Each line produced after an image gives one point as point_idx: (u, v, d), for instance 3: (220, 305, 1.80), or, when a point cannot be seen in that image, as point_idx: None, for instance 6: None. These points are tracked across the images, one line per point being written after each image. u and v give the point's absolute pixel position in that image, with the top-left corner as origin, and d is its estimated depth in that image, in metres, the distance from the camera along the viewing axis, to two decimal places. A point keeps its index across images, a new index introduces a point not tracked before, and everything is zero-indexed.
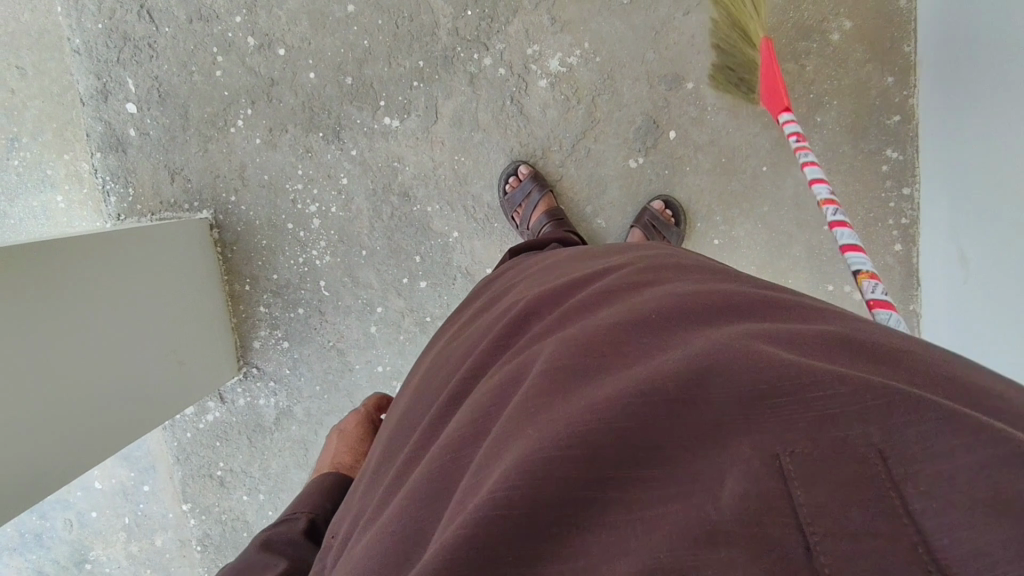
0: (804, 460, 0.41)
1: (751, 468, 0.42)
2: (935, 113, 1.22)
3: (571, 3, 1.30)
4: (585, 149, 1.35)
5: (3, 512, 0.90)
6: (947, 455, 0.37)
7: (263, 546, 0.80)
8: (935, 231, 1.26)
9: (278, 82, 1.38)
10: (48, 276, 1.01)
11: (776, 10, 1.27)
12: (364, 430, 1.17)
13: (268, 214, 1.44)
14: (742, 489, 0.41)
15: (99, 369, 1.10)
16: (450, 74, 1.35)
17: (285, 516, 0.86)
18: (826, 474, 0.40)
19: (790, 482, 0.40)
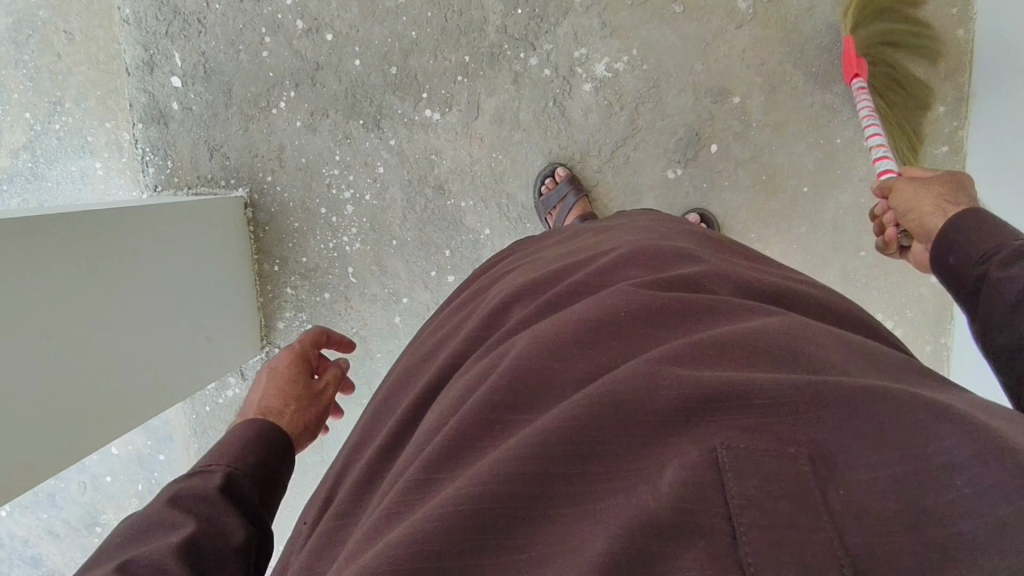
0: (737, 452, 0.44)
1: (690, 458, 0.45)
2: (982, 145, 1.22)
3: (622, 8, 1.29)
4: (624, 156, 1.34)
5: (31, 473, 0.93)
6: (871, 467, 0.42)
7: (170, 504, 0.67)
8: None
9: (323, 67, 1.39)
10: (88, 243, 1.04)
11: (830, 31, 1.25)
12: (300, 365, 1.02)
13: (302, 197, 1.45)
14: (680, 479, 0.43)
15: (128, 339, 1.12)
16: (495, 71, 1.34)
17: (199, 467, 0.73)
18: (759, 468, 0.43)
19: (724, 473, 0.43)
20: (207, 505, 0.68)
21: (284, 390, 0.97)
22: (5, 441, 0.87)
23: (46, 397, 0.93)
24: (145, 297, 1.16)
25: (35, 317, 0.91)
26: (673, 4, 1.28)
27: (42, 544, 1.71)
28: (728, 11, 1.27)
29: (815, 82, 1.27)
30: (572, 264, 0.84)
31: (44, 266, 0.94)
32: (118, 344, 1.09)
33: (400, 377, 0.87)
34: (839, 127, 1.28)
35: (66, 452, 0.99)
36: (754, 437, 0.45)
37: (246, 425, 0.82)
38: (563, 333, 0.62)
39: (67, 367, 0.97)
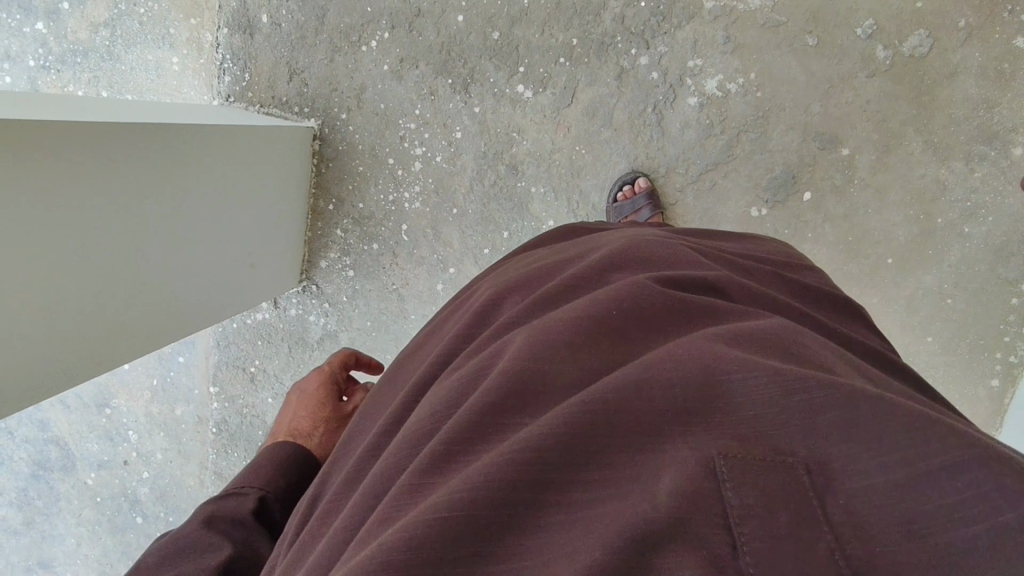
0: (739, 468, 0.39)
1: (684, 468, 0.40)
2: None
3: (752, 26, 1.21)
4: (711, 182, 1.27)
5: (42, 375, 0.91)
6: (867, 471, 0.39)
7: (205, 525, 0.75)
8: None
9: (424, 14, 1.32)
10: (142, 148, 0.96)
11: (965, 103, 1.17)
12: (328, 389, 0.98)
13: (372, 142, 1.41)
14: (677, 486, 0.39)
15: (166, 248, 1.07)
16: (600, 61, 1.27)
17: (232, 489, 0.80)
18: (756, 481, 0.39)
19: (723, 484, 0.38)
20: (239, 527, 0.75)
21: (311, 416, 0.93)
22: (25, 342, 0.85)
23: (65, 308, 0.90)
24: (192, 204, 1.10)
25: (70, 226, 0.86)
26: (807, 35, 1.19)
27: (50, 410, 1.75)
28: (864, 55, 1.18)
29: (933, 152, 1.19)
30: (568, 252, 0.76)
31: (96, 166, 0.88)
32: (156, 249, 1.05)
33: (384, 373, 0.76)
34: (945, 206, 1.20)
35: (84, 356, 0.98)
36: (754, 454, 0.40)
37: (271, 459, 0.84)
38: (547, 324, 0.54)
39: (100, 274, 0.94)
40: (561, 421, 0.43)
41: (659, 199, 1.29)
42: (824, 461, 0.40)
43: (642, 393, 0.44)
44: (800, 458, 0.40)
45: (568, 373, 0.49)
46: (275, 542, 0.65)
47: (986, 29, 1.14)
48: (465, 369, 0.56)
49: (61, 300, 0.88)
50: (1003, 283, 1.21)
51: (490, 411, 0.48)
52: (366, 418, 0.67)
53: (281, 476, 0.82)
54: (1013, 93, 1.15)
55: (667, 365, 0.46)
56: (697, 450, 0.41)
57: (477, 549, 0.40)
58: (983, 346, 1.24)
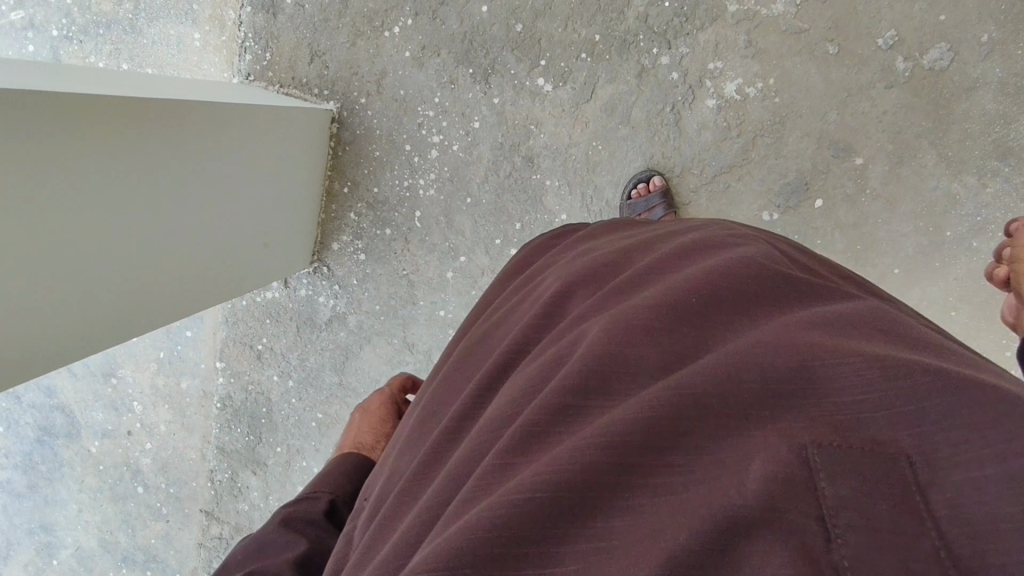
0: (834, 455, 0.40)
1: (775, 453, 0.40)
2: None
3: (774, 31, 1.22)
4: (724, 184, 1.29)
5: (61, 341, 0.94)
6: (970, 464, 0.38)
7: (281, 526, 0.78)
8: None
9: (448, 3, 1.33)
10: (164, 122, 0.98)
11: (981, 119, 1.18)
12: (389, 409, 1.10)
13: (390, 128, 1.42)
14: (770, 471, 0.39)
15: (183, 218, 1.09)
16: (621, 59, 1.28)
17: (306, 493, 0.84)
18: (850, 469, 0.39)
19: (817, 472, 0.39)
20: (315, 527, 0.78)
21: (370, 435, 1.04)
22: (46, 309, 0.88)
23: (85, 276, 0.92)
24: (209, 175, 1.12)
25: (92, 197, 0.87)
26: (828, 43, 1.20)
27: (57, 377, 1.78)
28: (883, 66, 1.19)
29: (945, 165, 1.20)
30: (640, 241, 0.76)
31: (119, 136, 0.89)
32: (174, 219, 1.06)
33: (454, 355, 0.77)
34: (955, 220, 1.22)
35: (101, 325, 1.00)
36: (850, 441, 0.40)
37: (341, 465, 0.91)
38: (632, 310, 0.55)
39: (119, 243, 0.96)
40: (649, 407, 0.44)
41: (671, 198, 1.30)
42: (924, 450, 0.39)
43: (731, 378, 0.45)
44: (899, 446, 0.40)
45: (652, 357, 0.50)
46: (351, 521, 0.68)
47: (1005, 47, 1.15)
48: (547, 354, 0.57)
49: (79, 267, 0.90)
50: None
51: (575, 393, 0.49)
52: (442, 397, 0.69)
53: (350, 481, 0.87)
54: None
55: (758, 350, 0.47)
56: (791, 436, 0.41)
57: (569, 530, 0.43)
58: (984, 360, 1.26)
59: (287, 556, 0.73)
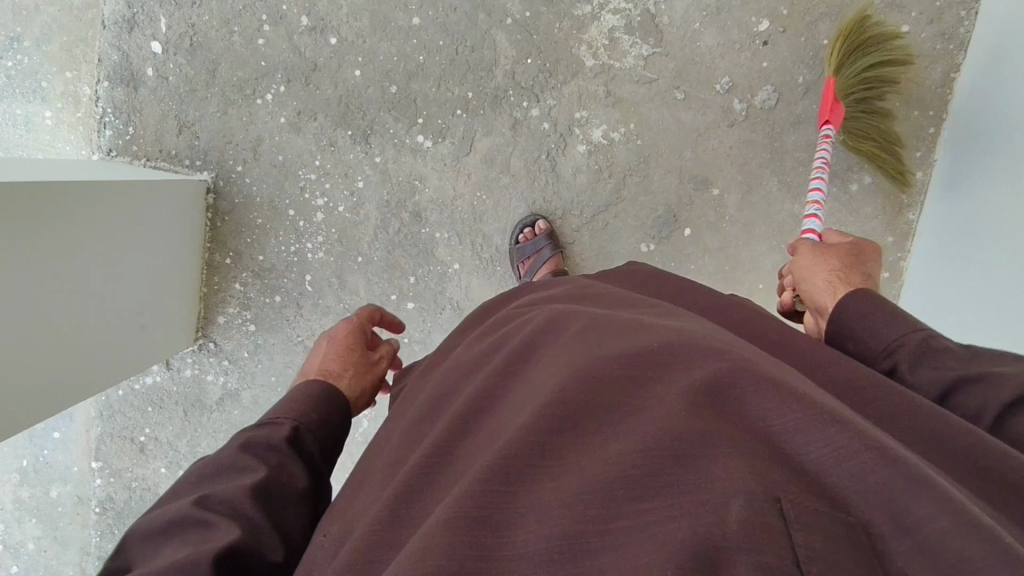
0: (802, 507, 0.42)
1: (753, 496, 0.42)
2: (935, 225, 1.29)
3: (628, 82, 1.34)
4: (604, 222, 1.38)
5: None
6: (929, 517, 0.39)
7: (242, 449, 0.73)
8: (981, 296, 1.13)
9: (320, 69, 1.34)
10: (30, 210, 0.93)
11: (809, 147, 1.34)
12: (355, 337, 1.00)
13: (271, 195, 1.39)
14: (747, 516, 0.42)
15: (56, 305, 1.02)
16: (495, 114, 1.35)
17: (268, 418, 0.78)
18: (823, 522, 0.41)
19: (787, 524, 0.41)
20: (275, 453, 0.73)
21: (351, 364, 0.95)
22: None
23: None
24: (71, 256, 1.04)
25: None
26: (675, 90, 1.33)
27: None
28: (723, 108, 1.34)
29: (787, 190, 1.36)
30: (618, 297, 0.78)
31: None
32: (47, 314, 1.00)
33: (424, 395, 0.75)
34: (801, 236, 1.38)
35: None
36: (817, 495, 0.42)
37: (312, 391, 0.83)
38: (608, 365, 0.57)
39: None
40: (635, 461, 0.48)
41: (557, 239, 1.37)
42: (878, 499, 0.41)
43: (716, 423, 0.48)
44: (855, 496, 0.42)
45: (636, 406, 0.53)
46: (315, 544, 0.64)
47: (818, 86, 1.32)
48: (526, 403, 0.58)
49: None
50: None
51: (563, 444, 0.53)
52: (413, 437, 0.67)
53: (324, 420, 0.81)
54: (847, 139, 1.33)
55: (741, 386, 0.49)
56: (762, 485, 0.43)
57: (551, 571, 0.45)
58: None
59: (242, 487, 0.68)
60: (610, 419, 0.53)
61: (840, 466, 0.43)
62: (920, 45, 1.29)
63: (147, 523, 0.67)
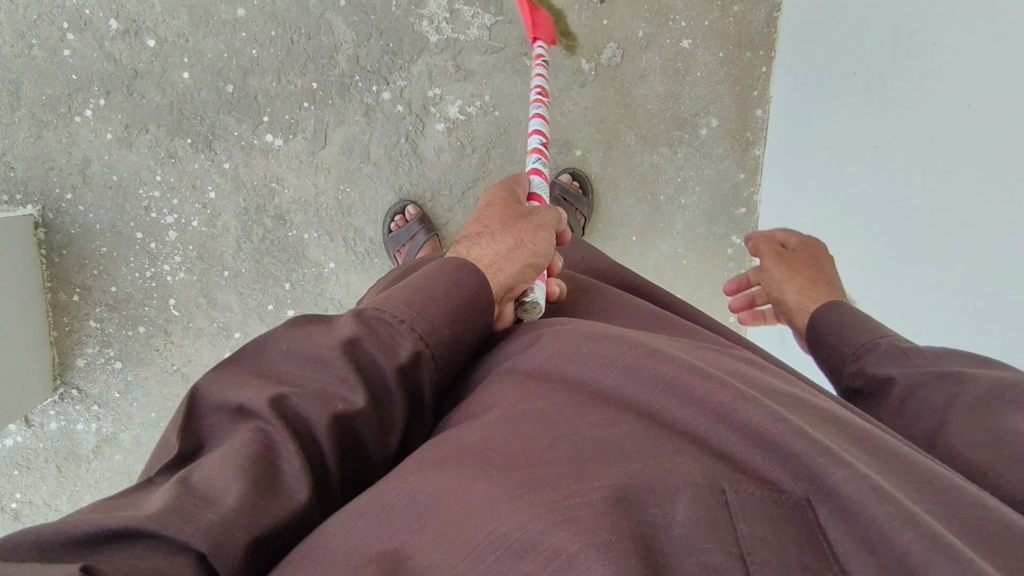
0: (745, 496, 0.46)
1: (698, 495, 0.47)
2: (777, 155, 1.38)
3: (476, 54, 1.31)
4: (474, 198, 1.38)
5: None
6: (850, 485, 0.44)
7: (343, 347, 0.60)
8: (828, 216, 1.19)
9: (142, 75, 1.23)
10: None
11: (658, 99, 1.39)
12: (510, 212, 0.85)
13: (112, 220, 1.27)
14: (693, 514, 0.46)
15: None
16: (344, 102, 1.29)
17: (387, 312, 0.64)
18: (761, 514, 0.45)
19: (733, 517, 0.45)
20: (376, 380, 0.60)
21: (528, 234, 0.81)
22: None
23: None
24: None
25: None
26: (523, 57, 1.33)
27: None
28: (572, 70, 1.35)
29: (644, 142, 1.41)
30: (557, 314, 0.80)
31: None
32: None
33: None
34: (663, 185, 1.43)
35: None
36: (754, 484, 0.47)
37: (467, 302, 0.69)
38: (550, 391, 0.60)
39: None
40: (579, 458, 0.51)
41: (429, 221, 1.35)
42: (805, 480, 0.46)
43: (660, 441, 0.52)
44: (784, 480, 0.47)
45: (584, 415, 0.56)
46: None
47: (658, 38, 1.36)
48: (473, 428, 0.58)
49: None
50: (717, 238, 1.48)
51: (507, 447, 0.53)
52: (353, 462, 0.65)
53: (456, 345, 0.67)
54: (690, 86, 1.39)
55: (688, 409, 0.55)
56: (708, 480, 0.48)
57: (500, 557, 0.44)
58: (717, 291, 1.52)
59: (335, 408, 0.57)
60: (552, 423, 0.55)
61: (769, 454, 0.48)
62: None
63: (220, 393, 0.57)
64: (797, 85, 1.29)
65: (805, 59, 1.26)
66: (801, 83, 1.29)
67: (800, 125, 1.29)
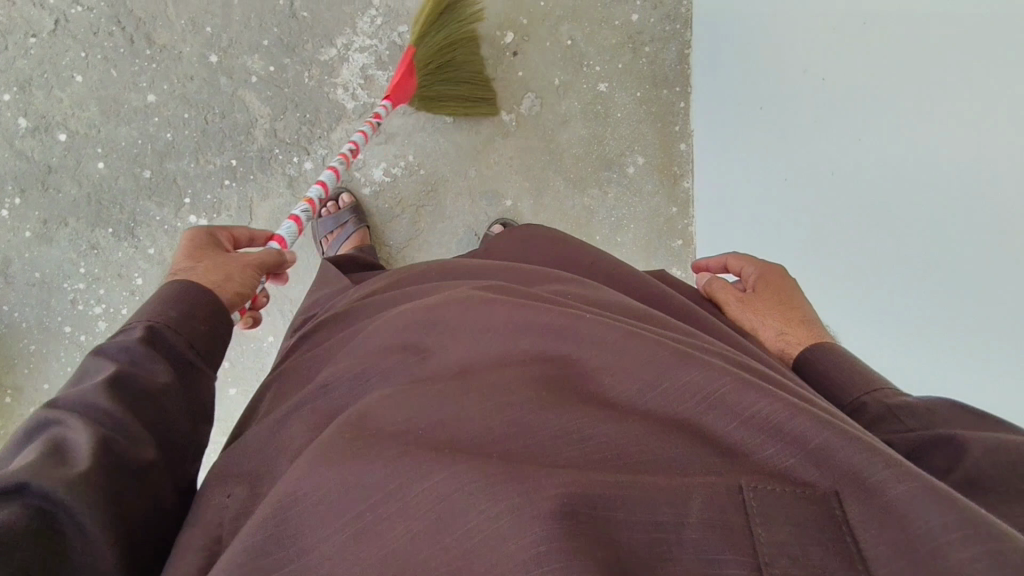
0: (765, 494, 0.42)
1: (714, 496, 0.42)
2: (705, 178, 1.39)
3: (394, 116, 1.32)
4: (409, 258, 1.37)
5: None
6: (889, 486, 0.40)
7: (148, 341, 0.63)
8: (760, 189, 1.18)
9: (56, 170, 1.21)
10: None
11: (582, 142, 1.39)
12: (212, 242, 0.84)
13: (37, 317, 1.24)
14: (709, 516, 0.41)
15: None
16: (266, 175, 1.28)
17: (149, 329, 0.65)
18: (783, 514, 0.41)
19: (751, 517, 0.41)
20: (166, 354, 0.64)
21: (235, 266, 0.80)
22: None
23: None
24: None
25: None
26: (443, 114, 1.33)
27: None
28: (493, 123, 1.35)
29: (574, 185, 1.41)
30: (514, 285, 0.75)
31: None
32: None
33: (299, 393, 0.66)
34: (598, 225, 1.43)
35: None
36: (775, 480, 0.43)
37: (195, 303, 0.70)
38: (530, 368, 0.54)
39: None
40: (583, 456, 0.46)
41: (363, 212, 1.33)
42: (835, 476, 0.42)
43: (667, 428, 0.48)
44: (807, 473, 0.43)
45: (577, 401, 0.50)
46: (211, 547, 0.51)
47: (574, 84, 1.37)
48: (444, 404, 0.51)
49: None
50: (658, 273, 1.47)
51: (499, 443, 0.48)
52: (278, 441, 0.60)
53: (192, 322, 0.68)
54: (612, 128, 1.40)
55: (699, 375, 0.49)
56: (725, 477, 0.44)
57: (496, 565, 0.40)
58: None
59: (111, 367, 0.59)
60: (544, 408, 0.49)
61: (791, 448, 0.44)
62: (652, 30, 1.39)
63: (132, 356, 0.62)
64: (717, 89, 1.30)
65: (722, 68, 1.27)
66: (720, 87, 1.28)
67: (722, 126, 1.29)
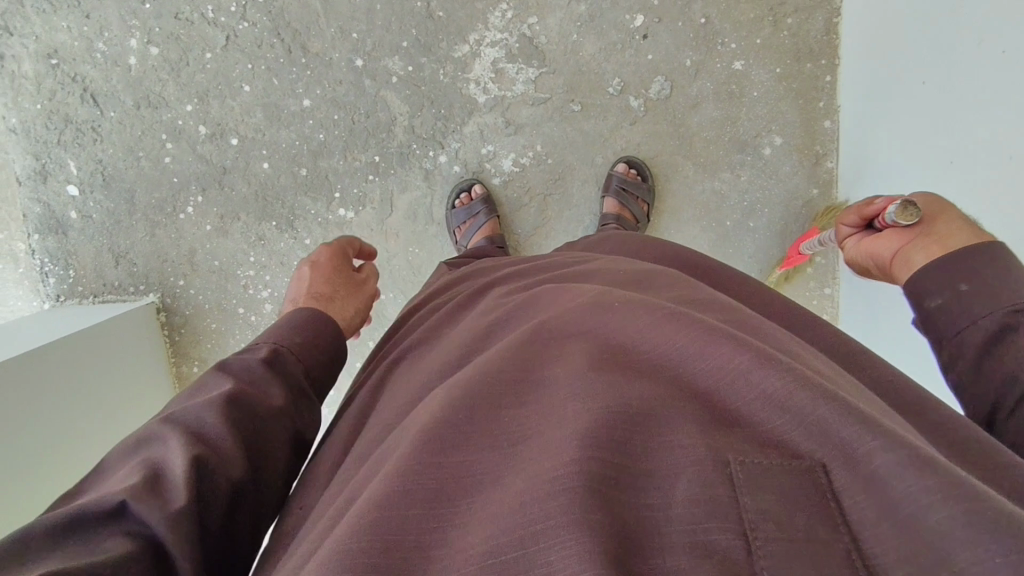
0: (753, 469, 0.38)
1: (698, 471, 0.39)
2: (852, 153, 1.29)
3: (524, 108, 1.34)
4: (536, 244, 1.42)
5: None
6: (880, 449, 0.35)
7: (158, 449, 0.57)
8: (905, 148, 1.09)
9: (230, 171, 1.37)
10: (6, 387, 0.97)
11: (714, 124, 1.35)
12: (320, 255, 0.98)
13: (217, 299, 1.43)
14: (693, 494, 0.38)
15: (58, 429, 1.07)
16: (406, 170, 1.37)
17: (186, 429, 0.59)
18: (771, 490, 0.36)
19: (737, 488, 0.37)
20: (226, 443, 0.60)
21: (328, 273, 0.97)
22: None
23: None
24: (52, 385, 1.07)
25: None
26: (570, 103, 1.34)
27: None
28: (620, 109, 1.34)
29: (704, 169, 1.37)
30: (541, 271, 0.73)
31: None
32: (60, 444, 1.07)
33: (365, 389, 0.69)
34: (729, 210, 1.38)
35: None
36: (763, 455, 0.38)
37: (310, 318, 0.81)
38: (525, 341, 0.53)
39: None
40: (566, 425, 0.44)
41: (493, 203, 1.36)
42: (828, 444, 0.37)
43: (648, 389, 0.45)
44: (800, 442, 0.38)
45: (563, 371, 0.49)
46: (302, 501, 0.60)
47: (708, 64, 1.32)
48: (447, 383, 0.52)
49: None
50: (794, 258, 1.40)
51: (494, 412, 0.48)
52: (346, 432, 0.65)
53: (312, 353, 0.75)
54: (747, 107, 1.34)
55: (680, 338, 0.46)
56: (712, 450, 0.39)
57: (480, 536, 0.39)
58: None
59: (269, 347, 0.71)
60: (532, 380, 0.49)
61: (777, 414, 0.39)
62: None
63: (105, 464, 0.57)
64: (863, 60, 1.20)
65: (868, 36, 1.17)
66: (866, 59, 1.19)
67: (869, 95, 1.20)
